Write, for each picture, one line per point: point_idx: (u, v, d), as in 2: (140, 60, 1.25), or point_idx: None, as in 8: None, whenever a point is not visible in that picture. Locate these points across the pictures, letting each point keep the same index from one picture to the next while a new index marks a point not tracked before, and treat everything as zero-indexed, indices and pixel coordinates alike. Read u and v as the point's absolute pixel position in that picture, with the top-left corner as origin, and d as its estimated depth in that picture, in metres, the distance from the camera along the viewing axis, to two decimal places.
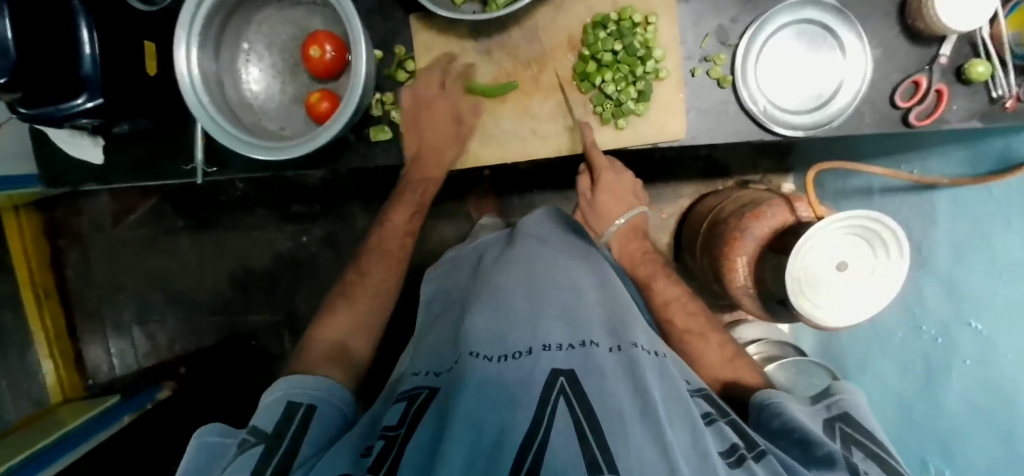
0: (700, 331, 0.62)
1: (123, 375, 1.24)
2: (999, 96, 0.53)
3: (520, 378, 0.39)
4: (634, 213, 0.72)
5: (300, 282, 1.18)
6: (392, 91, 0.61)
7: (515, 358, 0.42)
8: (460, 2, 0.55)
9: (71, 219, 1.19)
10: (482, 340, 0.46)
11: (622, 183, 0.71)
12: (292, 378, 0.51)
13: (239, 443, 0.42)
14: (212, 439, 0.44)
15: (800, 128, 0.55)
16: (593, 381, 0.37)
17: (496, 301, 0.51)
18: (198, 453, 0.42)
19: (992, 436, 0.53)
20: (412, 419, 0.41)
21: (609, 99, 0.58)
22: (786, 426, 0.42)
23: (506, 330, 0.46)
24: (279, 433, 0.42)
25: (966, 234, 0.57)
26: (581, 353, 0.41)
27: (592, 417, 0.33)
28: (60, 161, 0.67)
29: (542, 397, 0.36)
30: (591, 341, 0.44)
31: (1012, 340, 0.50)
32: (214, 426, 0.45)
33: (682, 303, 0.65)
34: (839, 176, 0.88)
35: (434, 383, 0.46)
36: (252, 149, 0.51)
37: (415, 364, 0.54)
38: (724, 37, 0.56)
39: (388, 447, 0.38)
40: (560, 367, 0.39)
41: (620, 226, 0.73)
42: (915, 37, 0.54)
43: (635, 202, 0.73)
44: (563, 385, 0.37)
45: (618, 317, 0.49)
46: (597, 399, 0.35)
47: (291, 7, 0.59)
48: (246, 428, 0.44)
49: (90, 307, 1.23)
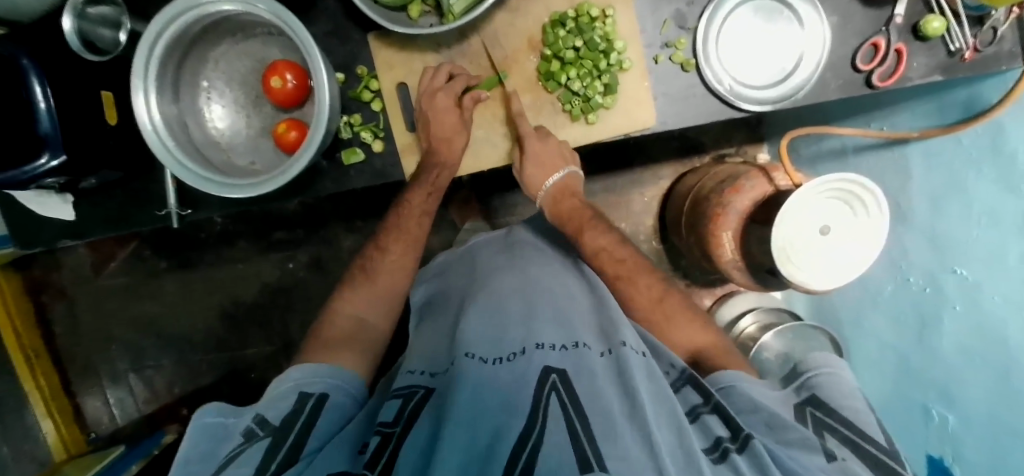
0: (659, 303, 0.60)
1: (126, 424, 1.22)
2: (957, 50, 0.54)
3: (513, 378, 0.41)
4: (564, 177, 0.64)
5: (293, 309, 1.17)
6: (359, 112, 0.60)
7: (509, 360, 0.44)
8: (417, 16, 0.55)
9: (51, 274, 1.18)
10: (474, 342, 0.48)
11: (548, 149, 0.59)
12: (305, 366, 0.51)
13: (246, 432, 0.42)
14: (214, 420, 0.43)
15: (766, 103, 0.56)
16: (583, 380, 0.40)
17: (488, 308, 0.53)
18: (202, 434, 0.42)
19: (990, 377, 0.52)
20: (408, 417, 0.42)
21: (576, 95, 0.58)
22: (756, 406, 0.43)
23: (500, 334, 0.49)
24: (287, 425, 0.43)
25: (942, 185, 0.58)
26: (574, 353, 0.44)
27: (582, 416, 0.35)
28: (29, 220, 0.65)
29: (536, 394, 0.38)
30: (582, 342, 0.47)
31: (1001, 282, 0.50)
32: (218, 405, 0.45)
33: (639, 277, 0.63)
34: (812, 140, 0.90)
35: (430, 384, 0.48)
36: (222, 188, 0.50)
37: (410, 362, 0.55)
38: (682, 21, 0.57)
39: (384, 442, 0.39)
40: (552, 365, 0.42)
41: (548, 190, 0.65)
42: (869, 0, 0.55)
43: (564, 164, 0.63)
44: (554, 383, 0.39)
45: (607, 320, 0.52)
46: (588, 396, 0.37)
47: (245, 39, 0.58)
48: (255, 415, 0.44)
49: (82, 360, 1.21)
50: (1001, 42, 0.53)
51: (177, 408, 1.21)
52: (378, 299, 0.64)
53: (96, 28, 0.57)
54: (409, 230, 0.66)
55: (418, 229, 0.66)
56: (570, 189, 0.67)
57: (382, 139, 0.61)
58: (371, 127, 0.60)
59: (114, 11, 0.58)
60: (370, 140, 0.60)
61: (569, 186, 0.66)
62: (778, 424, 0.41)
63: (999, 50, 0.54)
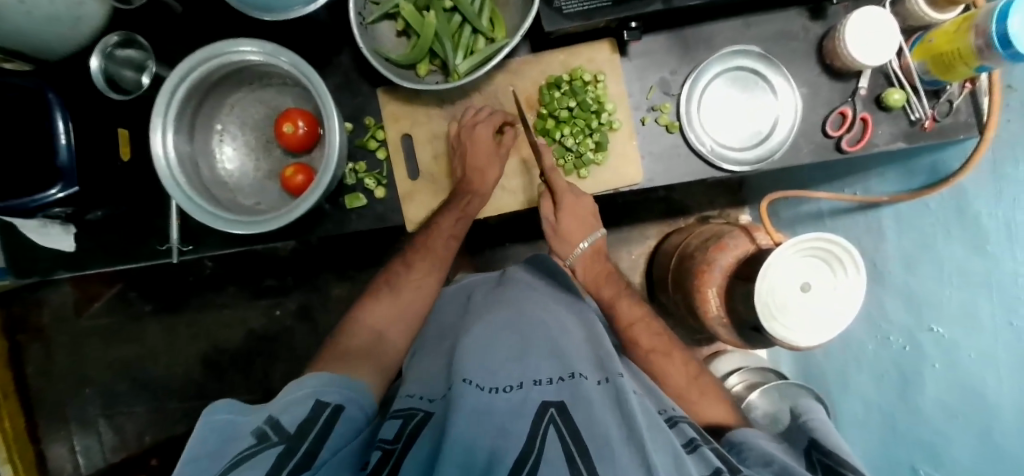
0: (665, 349, 0.62)
1: (88, 474, 1.15)
2: (917, 119, 0.59)
3: (511, 410, 0.42)
4: (596, 237, 0.66)
5: (276, 356, 1.15)
6: (364, 160, 0.63)
7: (507, 391, 0.45)
8: (424, 74, 0.59)
9: (31, 312, 1.16)
10: (471, 370, 0.48)
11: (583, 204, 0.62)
12: (320, 374, 0.50)
13: (258, 433, 0.39)
14: (226, 418, 0.41)
15: (745, 163, 0.60)
16: (580, 410, 0.41)
17: (485, 339, 0.55)
18: (210, 433, 0.39)
19: (975, 434, 0.53)
20: (409, 436, 0.43)
21: (570, 151, 0.62)
22: (766, 459, 0.43)
23: (498, 367, 0.49)
24: (301, 433, 0.41)
25: (913, 246, 0.62)
26: (570, 385, 0.45)
27: (580, 442, 0.37)
28: (28, 252, 0.66)
29: (532, 428, 0.39)
30: (578, 373, 0.48)
31: (975, 341, 0.52)
32: (232, 400, 0.43)
33: (648, 324, 0.65)
34: (791, 204, 0.94)
35: (429, 407, 0.48)
36: (228, 224, 0.52)
37: (409, 386, 0.55)
38: (666, 87, 0.62)
39: (385, 458, 0.40)
40: (550, 399, 0.43)
41: (583, 249, 0.67)
42: (835, 74, 0.61)
43: (596, 225, 0.65)
44: (552, 416, 0.40)
45: (605, 350, 0.53)
46: (585, 425, 0.39)
47: (261, 88, 0.62)
48: (266, 417, 0.42)
49: (51, 403, 1.16)
50: (958, 113, 0.58)
51: (145, 460, 1.13)
52: None
53: (121, 69, 0.60)
54: (398, 275, 0.66)
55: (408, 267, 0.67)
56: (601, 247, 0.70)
57: (385, 186, 0.64)
58: (375, 174, 0.63)
59: (141, 54, 0.61)
60: (373, 186, 0.63)
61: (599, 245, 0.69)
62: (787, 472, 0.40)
63: (956, 121, 0.59)
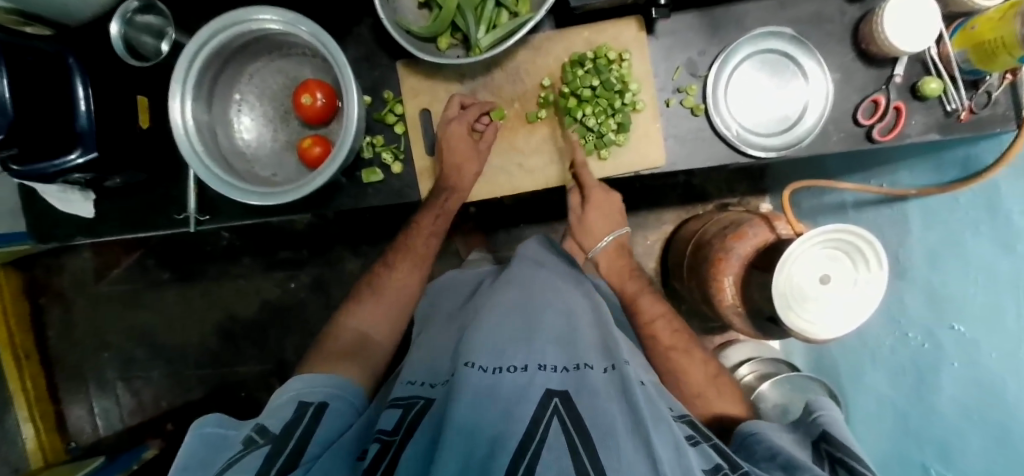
0: (665, 336, 0.62)
1: (108, 434, 1.20)
2: (953, 109, 0.57)
3: (512, 391, 0.43)
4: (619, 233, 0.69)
5: (290, 329, 1.16)
6: (381, 133, 0.63)
7: (509, 372, 0.45)
8: (445, 47, 0.58)
9: (53, 277, 1.18)
10: (475, 353, 0.48)
11: (610, 201, 0.66)
12: (304, 377, 0.53)
13: (246, 439, 0.42)
14: (215, 430, 0.44)
15: (771, 150, 0.59)
16: (584, 400, 0.41)
17: (492, 320, 0.55)
18: (202, 443, 0.43)
19: (988, 438, 0.52)
20: (408, 427, 0.43)
21: (591, 131, 0.61)
22: (773, 452, 0.43)
23: (503, 347, 0.50)
24: (286, 434, 0.43)
25: (939, 242, 0.60)
26: (575, 374, 0.45)
27: (584, 433, 0.37)
28: (49, 215, 0.67)
29: (537, 413, 0.40)
30: (585, 363, 0.47)
31: (997, 339, 0.50)
32: (217, 415, 0.45)
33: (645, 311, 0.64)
34: (814, 194, 0.92)
35: (430, 395, 0.49)
36: (245, 194, 0.52)
37: (410, 371, 0.56)
38: (694, 69, 0.60)
39: (384, 450, 0.40)
40: (554, 388, 0.43)
41: (604, 245, 0.69)
42: (869, 60, 0.58)
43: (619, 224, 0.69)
44: (557, 405, 0.40)
45: (611, 339, 0.53)
46: (590, 416, 0.39)
47: (280, 58, 0.61)
48: (253, 426, 0.44)
49: (72, 365, 1.20)
50: (996, 105, 0.56)
51: (161, 424, 1.16)
52: (385, 320, 0.65)
53: (140, 35, 0.60)
54: (417, 248, 0.68)
55: (425, 248, 0.68)
56: (624, 248, 0.70)
57: (402, 161, 0.63)
58: (392, 148, 0.62)
59: (160, 21, 0.61)
60: (390, 161, 0.62)
61: (623, 244, 0.70)
62: (793, 466, 0.40)
63: (994, 113, 0.56)
